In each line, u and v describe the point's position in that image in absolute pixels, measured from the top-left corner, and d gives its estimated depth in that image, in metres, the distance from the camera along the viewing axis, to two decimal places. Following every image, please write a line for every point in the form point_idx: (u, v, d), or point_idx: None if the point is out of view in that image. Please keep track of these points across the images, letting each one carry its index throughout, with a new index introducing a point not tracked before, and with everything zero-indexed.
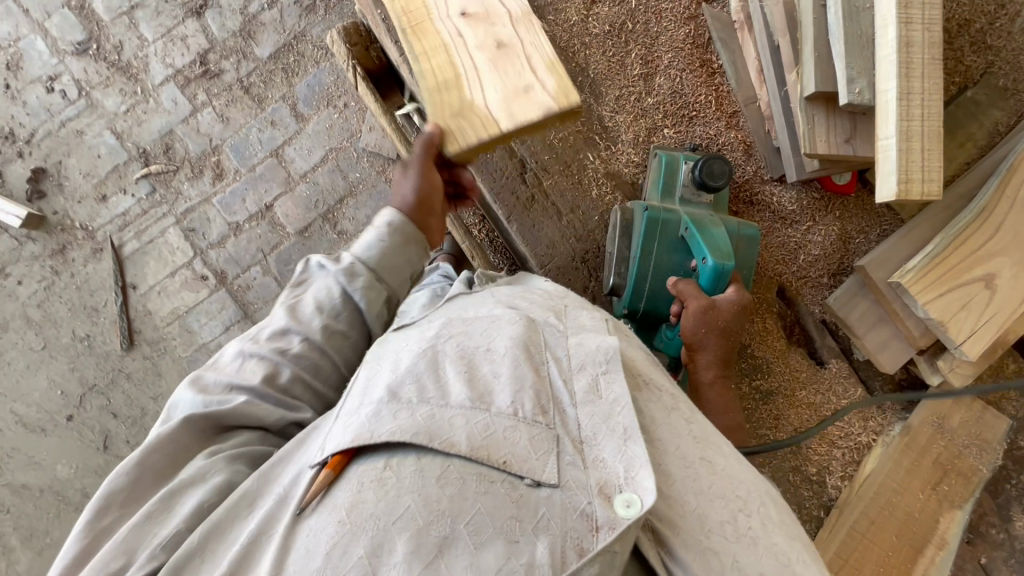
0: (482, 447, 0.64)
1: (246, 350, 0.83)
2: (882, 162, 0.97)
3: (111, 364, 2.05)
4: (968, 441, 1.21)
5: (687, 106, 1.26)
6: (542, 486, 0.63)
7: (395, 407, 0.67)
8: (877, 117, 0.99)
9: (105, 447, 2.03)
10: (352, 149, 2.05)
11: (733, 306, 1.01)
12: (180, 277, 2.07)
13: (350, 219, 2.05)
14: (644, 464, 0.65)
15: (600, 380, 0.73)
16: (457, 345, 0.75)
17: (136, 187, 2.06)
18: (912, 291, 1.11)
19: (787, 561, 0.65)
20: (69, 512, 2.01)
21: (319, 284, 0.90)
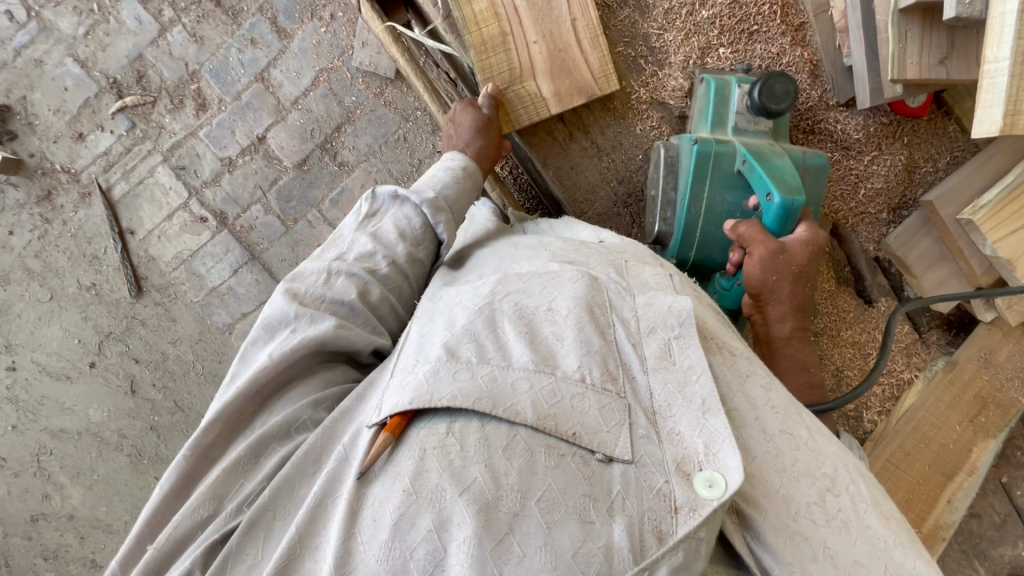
0: (548, 417, 0.67)
1: (334, 267, 0.88)
2: (987, 89, 0.91)
3: (123, 311, 2.02)
4: (1011, 374, 1.22)
5: (747, 19, 1.18)
6: (615, 462, 0.66)
7: (453, 368, 0.70)
8: (989, 34, 0.91)
9: (132, 390, 2.08)
10: (344, 69, 1.87)
11: (804, 248, 1.02)
12: (178, 220, 1.97)
13: (350, 149, 1.93)
14: (725, 440, 0.69)
15: (674, 345, 0.77)
16: (509, 306, 0.79)
17: (113, 123, 1.88)
18: (982, 228, 1.08)
19: (874, 541, 0.71)
20: (111, 451, 2.12)
21: (397, 213, 0.96)
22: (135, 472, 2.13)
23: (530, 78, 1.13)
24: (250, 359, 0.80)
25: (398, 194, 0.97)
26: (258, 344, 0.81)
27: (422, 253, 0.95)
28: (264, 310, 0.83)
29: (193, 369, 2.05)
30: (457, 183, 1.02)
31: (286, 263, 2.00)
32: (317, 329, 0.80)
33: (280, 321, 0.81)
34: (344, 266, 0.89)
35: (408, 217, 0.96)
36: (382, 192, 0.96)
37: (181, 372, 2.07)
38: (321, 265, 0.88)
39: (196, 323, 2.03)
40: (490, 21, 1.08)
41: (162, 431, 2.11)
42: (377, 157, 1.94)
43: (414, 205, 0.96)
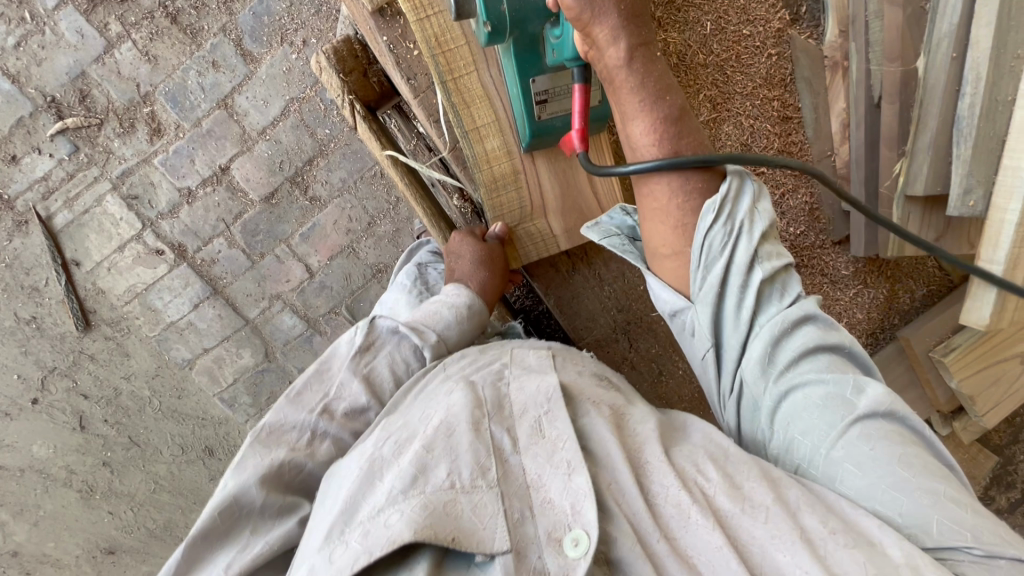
0: (427, 527, 0.64)
1: (320, 428, 0.81)
2: (979, 285, 1.09)
3: (69, 346, 1.88)
4: (958, 479, 1.33)
5: (755, 158, 1.24)
6: (494, 558, 0.65)
7: (330, 546, 0.66)
8: (987, 234, 1.05)
9: (82, 427, 1.96)
10: (317, 99, 1.76)
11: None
12: (130, 253, 1.82)
13: (322, 183, 1.82)
14: (587, 495, 0.68)
15: (543, 421, 0.77)
16: (388, 448, 0.75)
17: (53, 146, 1.70)
18: (951, 368, 1.18)
19: (734, 528, 0.66)
20: (58, 487, 2.01)
21: (397, 352, 0.90)
22: (86, 508, 2.03)
23: (541, 216, 1.08)
24: (199, 572, 0.69)
25: (400, 328, 0.90)
26: (205, 546, 0.71)
27: None
28: (213, 494, 0.73)
29: (150, 405, 1.94)
30: (461, 323, 0.98)
31: (251, 298, 1.90)
32: (279, 527, 0.73)
33: (240, 512, 0.72)
34: (334, 426, 0.82)
35: (408, 360, 0.90)
36: (383, 326, 0.89)
37: (136, 408, 1.95)
38: (308, 423, 0.80)
39: (152, 359, 1.92)
40: (502, 160, 1.03)
41: (116, 467, 2.01)
42: (351, 193, 1.84)
43: (414, 344, 0.91)
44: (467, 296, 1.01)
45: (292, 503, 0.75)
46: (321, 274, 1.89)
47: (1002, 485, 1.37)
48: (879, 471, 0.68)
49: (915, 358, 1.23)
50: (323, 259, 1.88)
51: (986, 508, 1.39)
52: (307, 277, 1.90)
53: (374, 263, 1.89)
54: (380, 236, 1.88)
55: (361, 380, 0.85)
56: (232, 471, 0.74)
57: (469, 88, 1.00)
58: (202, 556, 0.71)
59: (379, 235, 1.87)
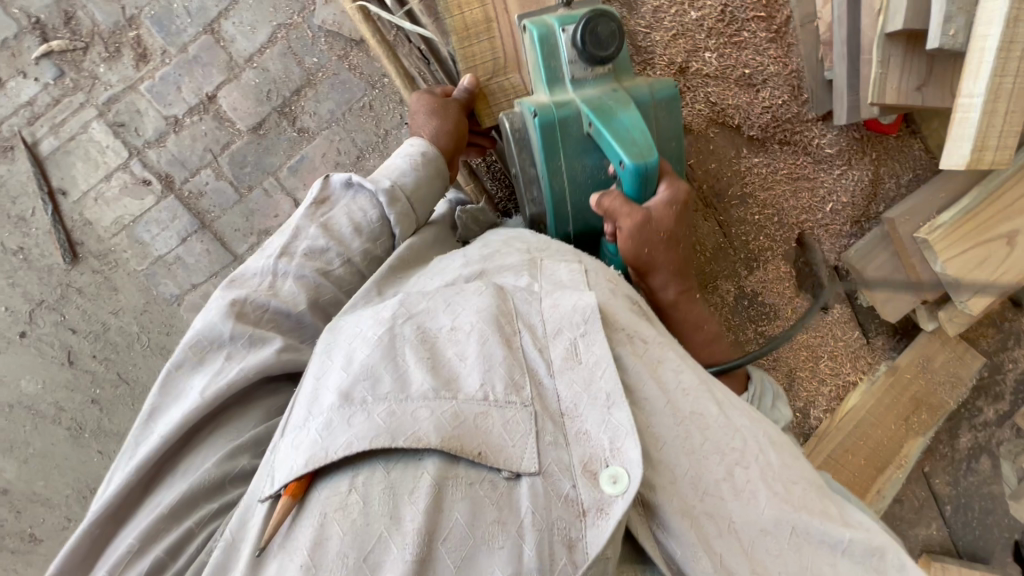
0: (454, 438, 0.69)
1: (279, 268, 0.90)
2: (960, 123, 1.01)
3: (57, 279, 1.87)
4: (942, 380, 1.34)
5: (735, 21, 1.18)
6: (522, 477, 0.70)
7: (346, 413, 0.71)
8: (968, 66, 0.98)
9: (70, 362, 1.95)
10: (305, 27, 1.74)
11: (666, 208, 1.01)
12: (117, 182, 1.81)
13: (310, 115, 1.81)
14: (628, 433, 0.72)
15: (578, 343, 0.79)
16: (411, 331, 0.80)
17: (38, 70, 1.69)
18: (936, 245, 1.16)
19: (784, 502, 0.76)
20: (47, 425, 2.01)
21: (350, 205, 0.97)
22: (76, 446, 2.02)
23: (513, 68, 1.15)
24: (178, 391, 0.82)
25: (352, 181, 0.98)
26: (185, 372, 0.83)
27: (378, 248, 0.97)
28: (190, 329, 0.84)
29: (138, 341, 1.93)
30: (418, 172, 1.02)
31: (240, 234, 1.88)
32: (256, 354, 0.83)
33: (213, 342, 0.83)
34: (293, 265, 0.91)
35: (363, 209, 0.97)
36: (335, 179, 0.97)
37: (124, 344, 1.95)
38: (267, 265, 0.89)
39: (140, 293, 1.91)
40: (474, 6, 1.12)
41: (105, 405, 2.00)
42: (339, 125, 1.82)
43: (369, 192, 0.98)
44: (424, 148, 1.05)
45: (262, 334, 0.85)
46: None
47: (989, 396, 1.38)
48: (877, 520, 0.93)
49: (900, 242, 1.22)
50: None
51: (971, 417, 1.40)
52: (296, 212, 1.88)
53: None
54: (370, 170, 1.85)
55: (319, 227, 0.94)
56: (206, 310, 0.85)
57: None
58: (181, 378, 0.83)
59: (368, 169, 1.84)
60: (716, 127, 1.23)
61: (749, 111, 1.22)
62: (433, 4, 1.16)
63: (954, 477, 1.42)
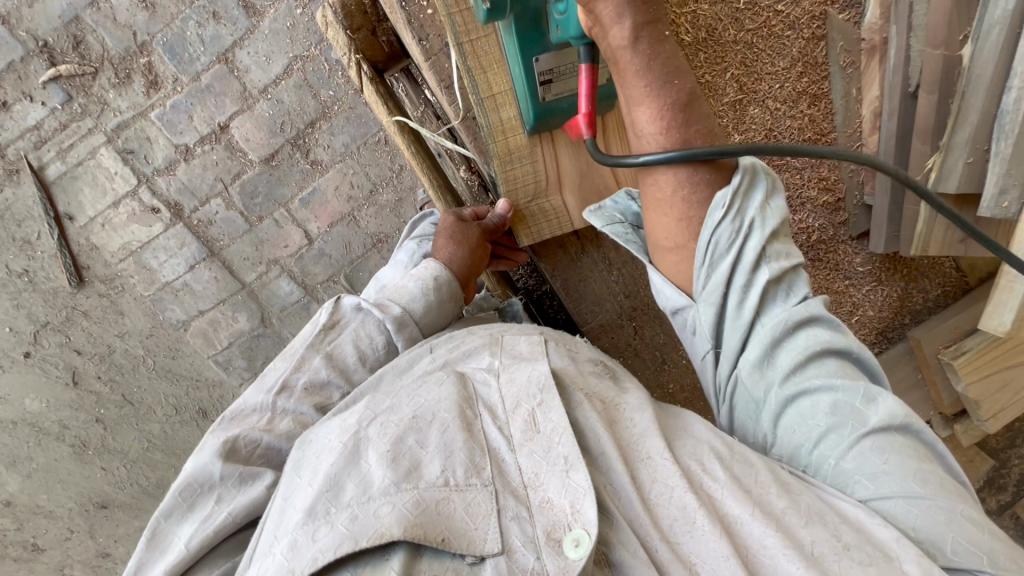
0: (417, 526, 0.61)
1: (280, 404, 0.82)
2: (1004, 293, 1.02)
3: (62, 301, 1.85)
4: None
5: (778, 145, 1.14)
6: (486, 559, 0.61)
7: (310, 529, 0.63)
8: (1016, 242, 0.98)
9: (75, 382, 1.95)
10: (321, 59, 1.68)
11: None
12: (125, 209, 1.77)
13: (324, 147, 1.77)
14: (588, 489, 0.63)
15: (537, 412, 0.72)
16: (375, 430, 0.71)
17: (45, 93, 1.64)
18: (962, 373, 1.16)
19: (737, 535, 0.61)
20: (51, 441, 2.01)
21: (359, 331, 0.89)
22: (80, 462, 2.03)
23: (556, 191, 0.99)
24: (163, 542, 0.69)
25: (363, 304, 0.91)
26: (174, 518, 0.71)
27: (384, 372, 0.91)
28: (181, 471, 0.73)
29: (144, 364, 1.93)
30: (429, 296, 0.94)
31: (248, 262, 1.86)
32: (247, 493, 0.72)
33: (202, 484, 0.72)
34: (293, 402, 0.82)
35: (372, 336, 0.89)
36: (345, 304, 0.90)
37: (129, 367, 1.94)
38: (266, 404, 0.81)
39: (147, 318, 1.89)
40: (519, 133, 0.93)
41: (110, 424, 2.01)
42: (354, 158, 1.79)
43: (377, 321, 0.90)
44: (439, 273, 0.96)
45: (257, 472, 0.74)
46: (321, 241, 1.86)
47: (993, 487, 1.37)
48: (918, 499, 0.62)
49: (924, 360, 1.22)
50: (323, 225, 1.84)
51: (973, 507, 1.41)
52: (306, 243, 1.86)
53: (374, 232, 1.85)
54: (383, 204, 1.83)
55: (323, 357, 0.86)
56: (201, 449, 0.75)
57: (486, 51, 0.90)
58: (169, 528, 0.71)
59: (381, 203, 1.83)
60: None
61: None
62: (474, 124, 1.03)
63: None
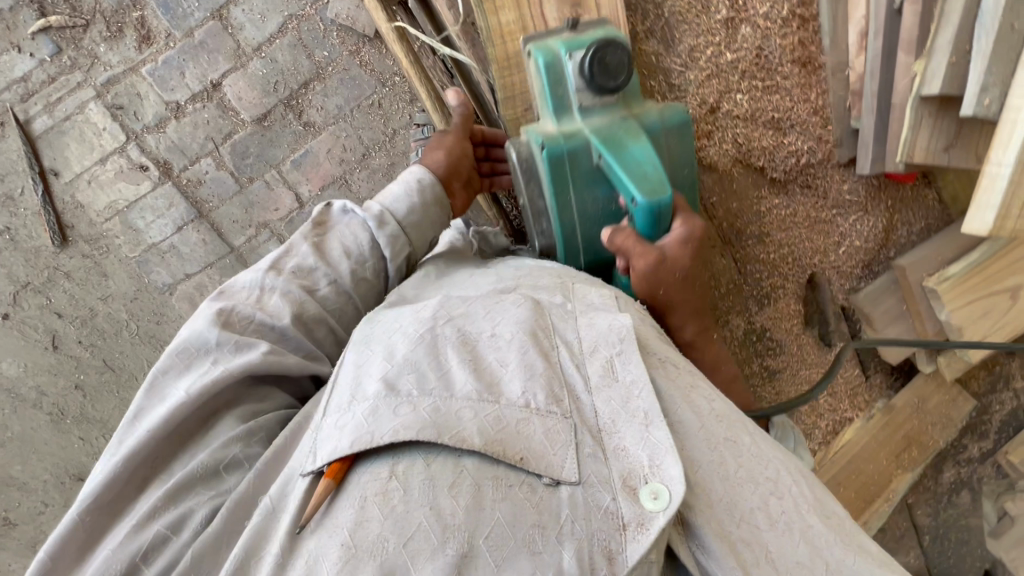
0: (496, 441, 0.65)
1: (267, 281, 0.88)
2: (985, 190, 0.95)
3: (44, 261, 1.81)
4: (935, 420, 1.30)
5: (768, 65, 1.10)
6: (562, 485, 0.64)
7: (393, 403, 0.67)
8: (999, 136, 0.93)
9: (54, 346, 1.90)
10: (317, 19, 1.70)
11: (680, 247, 0.91)
12: (112, 166, 1.75)
13: (317, 109, 1.76)
14: (668, 449, 0.67)
15: (615, 361, 0.74)
16: (452, 332, 0.76)
17: (34, 45, 1.63)
18: (944, 295, 1.17)
19: (815, 540, 0.71)
20: (28, 409, 1.95)
21: (345, 229, 0.95)
22: (57, 432, 1.97)
23: None
24: (162, 394, 0.76)
25: (348, 207, 0.97)
26: (171, 374, 0.78)
27: (368, 272, 0.94)
28: (177, 337, 0.80)
29: (126, 329, 1.89)
30: (412, 198, 0.98)
31: (237, 224, 1.84)
32: (241, 358, 0.79)
33: (200, 347, 0.79)
34: (281, 280, 0.88)
35: (356, 234, 0.95)
36: (332, 205, 0.96)
37: (111, 332, 1.90)
38: (255, 278, 0.88)
39: (131, 281, 1.85)
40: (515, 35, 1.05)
41: (89, 392, 1.95)
42: (347, 121, 1.78)
43: (361, 219, 0.96)
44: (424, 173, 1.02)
45: (249, 339, 0.81)
46: (311, 205, 1.83)
47: (976, 433, 1.40)
48: None
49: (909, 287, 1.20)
50: (314, 189, 1.82)
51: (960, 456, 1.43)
52: (297, 207, 1.84)
53: (366, 196, 1.82)
54: (375, 168, 1.81)
55: (311, 246, 0.93)
56: (197, 317, 0.82)
57: None
58: (168, 382, 0.78)
59: (373, 167, 1.81)
60: (739, 169, 1.16)
61: (773, 156, 1.15)
62: (471, 30, 1.12)
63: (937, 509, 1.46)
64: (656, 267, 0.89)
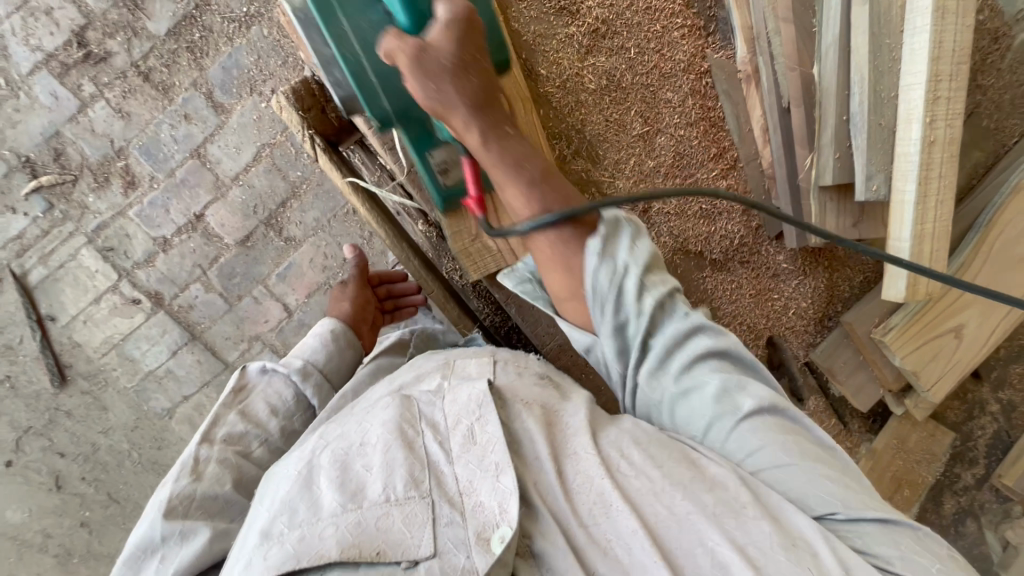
0: (353, 545, 0.69)
1: (201, 454, 0.93)
2: (895, 263, 1.10)
3: (44, 403, 1.86)
4: (919, 457, 1.40)
5: (687, 167, 1.23)
6: (420, 563, 0.68)
7: (266, 546, 0.71)
8: (894, 216, 1.09)
9: (59, 487, 1.91)
10: (288, 144, 1.82)
11: (440, 31, 0.78)
12: (106, 304, 1.84)
13: (297, 224, 1.87)
14: (512, 493, 0.70)
15: (474, 428, 0.78)
16: (327, 457, 0.79)
17: (28, 204, 1.75)
18: (892, 347, 1.22)
19: (655, 518, 0.69)
20: (35, 553, 1.93)
21: (267, 388, 1.03)
22: (65, 574, 1.94)
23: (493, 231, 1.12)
24: None
25: (266, 367, 1.06)
26: None
27: (296, 423, 1.02)
28: (129, 540, 0.85)
29: (129, 459, 1.90)
30: (327, 347, 1.12)
31: (230, 341, 1.91)
32: (187, 547, 0.82)
33: (147, 547, 0.83)
34: (213, 451, 0.94)
35: (280, 391, 1.03)
36: (250, 370, 1.04)
37: (114, 464, 1.91)
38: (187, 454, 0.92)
39: (130, 411, 1.89)
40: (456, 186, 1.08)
41: (95, 528, 1.94)
42: (325, 231, 1.88)
43: (283, 376, 1.06)
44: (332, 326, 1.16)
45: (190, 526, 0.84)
46: (300, 313, 1.90)
47: (966, 461, 1.48)
48: (796, 467, 0.72)
49: (860, 342, 1.29)
50: (301, 297, 1.90)
51: (952, 484, 1.50)
52: (286, 316, 1.91)
53: None
54: None
55: (237, 413, 0.99)
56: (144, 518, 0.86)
57: None
58: None
59: None
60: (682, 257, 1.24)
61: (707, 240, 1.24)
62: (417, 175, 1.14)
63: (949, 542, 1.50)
64: (416, 60, 0.77)
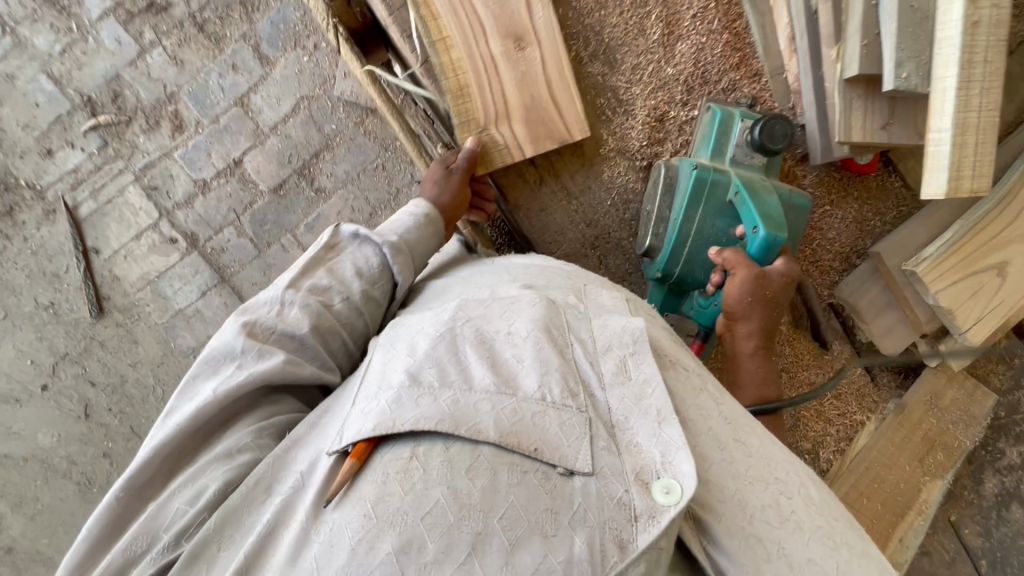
0: (511, 434, 0.67)
1: (288, 298, 0.88)
2: (933, 157, 1.00)
3: (81, 332, 1.96)
4: (958, 419, 1.37)
5: (708, 73, 1.24)
6: (576, 475, 0.66)
7: (416, 394, 0.70)
8: (932, 106, 1.00)
9: (87, 415, 1.99)
10: (325, 97, 1.89)
11: (785, 277, 0.96)
12: (146, 241, 1.93)
13: (328, 175, 1.92)
14: (681, 447, 0.69)
15: (628, 362, 0.77)
16: (471, 331, 0.79)
17: (85, 141, 1.87)
18: (925, 277, 1.22)
19: (812, 517, 0.68)
20: (59, 478, 2.00)
21: (355, 254, 0.99)
22: (83, 502, 2.00)
23: (505, 122, 1.15)
24: (190, 395, 0.80)
25: (359, 232, 1.01)
26: (202, 378, 0.81)
27: (377, 291, 0.97)
28: (207, 346, 0.82)
29: (153, 394, 1.97)
30: (417, 226, 1.07)
31: (256, 287, 1.96)
32: (263, 363, 0.80)
33: (224, 354, 0.81)
34: (299, 296, 0.89)
35: (367, 257, 0.99)
36: (345, 229, 1.00)
37: (139, 397, 1.98)
38: (277, 295, 0.88)
39: (159, 346, 1.97)
40: (462, 70, 1.13)
41: (116, 459, 2.01)
42: (355, 185, 1.93)
43: (374, 246, 1.00)
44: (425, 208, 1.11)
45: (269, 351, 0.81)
46: None
47: (1010, 436, 1.43)
48: None
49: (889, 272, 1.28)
50: None
51: (994, 460, 1.45)
52: None
53: None
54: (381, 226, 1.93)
55: (325, 270, 0.95)
56: (219, 333, 0.83)
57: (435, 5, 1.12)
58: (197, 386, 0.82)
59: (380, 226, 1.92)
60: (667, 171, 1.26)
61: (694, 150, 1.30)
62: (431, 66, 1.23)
63: (985, 527, 1.45)
64: (755, 276, 0.93)
